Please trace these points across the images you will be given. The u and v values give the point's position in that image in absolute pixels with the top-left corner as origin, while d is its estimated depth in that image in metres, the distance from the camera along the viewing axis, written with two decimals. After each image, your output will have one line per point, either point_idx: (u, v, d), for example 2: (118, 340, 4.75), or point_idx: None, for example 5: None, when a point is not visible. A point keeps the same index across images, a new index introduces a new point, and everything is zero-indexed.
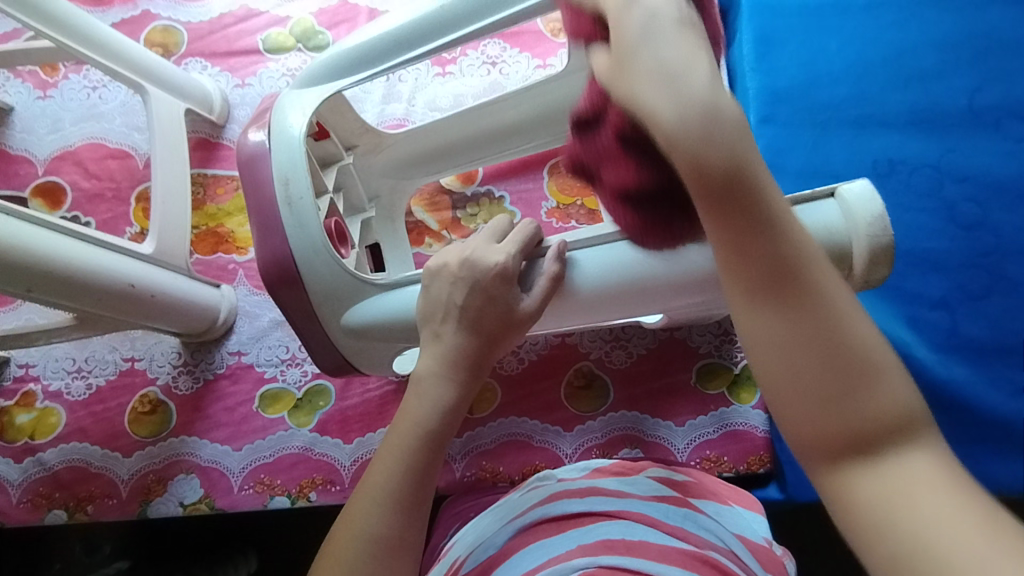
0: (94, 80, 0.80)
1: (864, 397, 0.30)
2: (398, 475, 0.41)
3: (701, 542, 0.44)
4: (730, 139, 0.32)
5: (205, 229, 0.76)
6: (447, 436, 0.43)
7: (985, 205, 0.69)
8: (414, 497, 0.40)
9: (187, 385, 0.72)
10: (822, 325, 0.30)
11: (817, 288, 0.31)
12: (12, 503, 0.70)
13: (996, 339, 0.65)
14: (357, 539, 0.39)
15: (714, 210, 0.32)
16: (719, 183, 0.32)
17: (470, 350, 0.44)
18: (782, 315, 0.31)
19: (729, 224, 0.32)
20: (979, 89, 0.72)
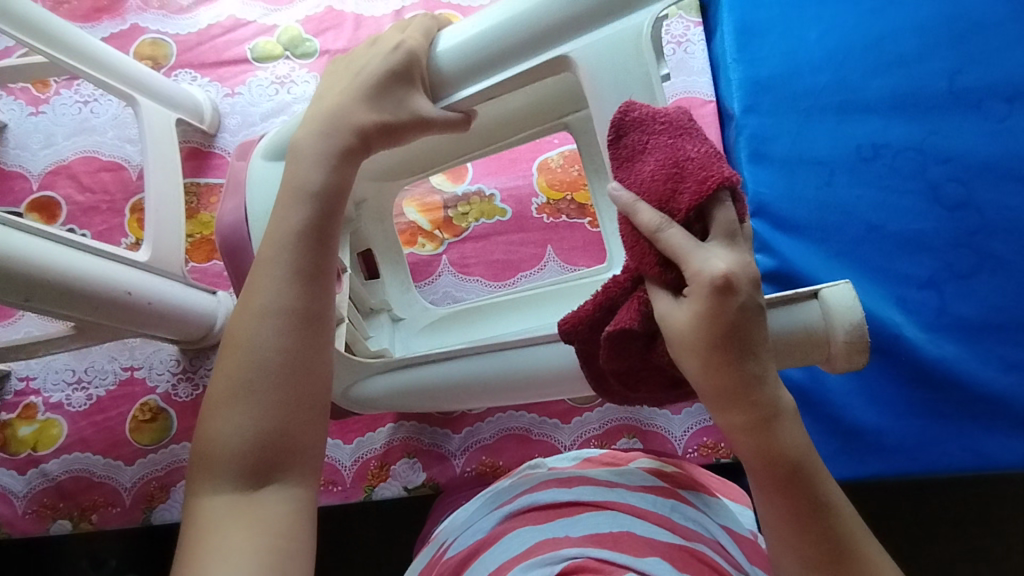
0: (86, 95, 0.81)
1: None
2: (286, 256, 0.42)
3: (689, 534, 0.44)
4: (787, 432, 0.36)
5: (199, 237, 0.77)
6: (333, 217, 0.44)
7: (969, 185, 0.70)
8: (313, 243, 0.42)
9: (187, 392, 0.73)
10: (847, 556, 0.36)
11: (840, 518, 0.37)
12: (17, 514, 0.70)
13: (983, 317, 0.67)
14: (255, 319, 0.40)
15: (773, 486, 0.36)
16: (763, 437, 0.35)
17: (334, 176, 0.44)
18: (818, 558, 0.37)
19: (772, 478, 0.36)
20: (958, 72, 0.73)
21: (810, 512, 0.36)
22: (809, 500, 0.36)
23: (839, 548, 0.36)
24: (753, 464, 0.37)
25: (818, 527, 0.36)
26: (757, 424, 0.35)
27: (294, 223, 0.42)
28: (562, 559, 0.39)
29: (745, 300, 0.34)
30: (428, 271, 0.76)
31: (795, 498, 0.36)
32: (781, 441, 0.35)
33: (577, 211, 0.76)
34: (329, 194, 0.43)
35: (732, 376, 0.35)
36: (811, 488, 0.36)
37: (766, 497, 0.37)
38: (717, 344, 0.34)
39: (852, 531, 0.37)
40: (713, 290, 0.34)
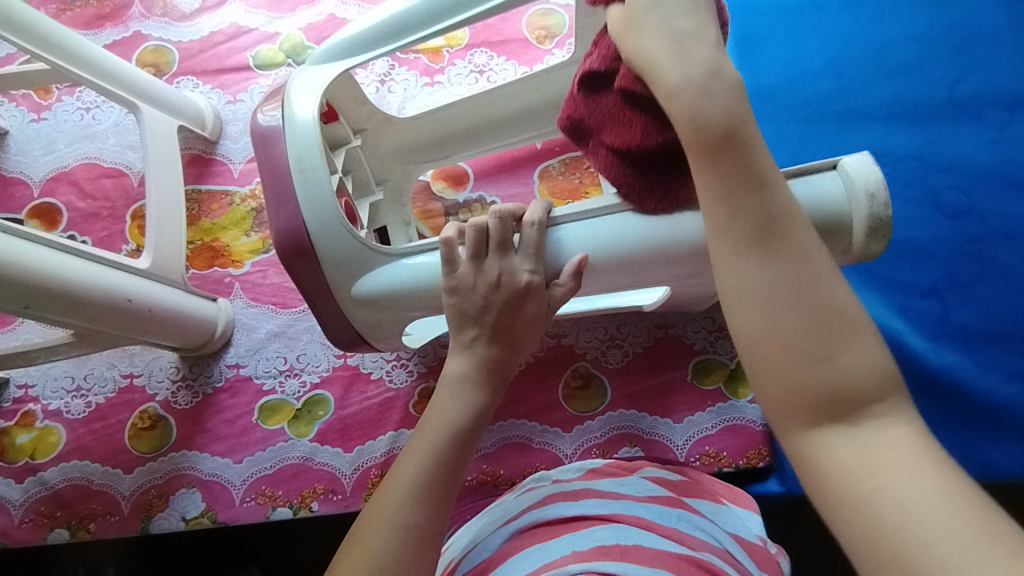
0: (87, 101, 0.81)
1: (837, 344, 0.32)
2: (422, 475, 0.43)
3: (697, 544, 0.44)
4: (726, 98, 0.38)
5: (200, 244, 0.77)
6: (477, 436, 0.46)
7: (970, 193, 0.70)
8: (448, 464, 0.44)
9: (186, 400, 0.73)
10: (795, 253, 0.34)
11: (786, 214, 0.35)
12: (14, 523, 0.70)
13: (988, 325, 0.66)
14: (387, 529, 0.41)
15: (707, 153, 0.37)
16: (712, 138, 0.37)
17: (476, 412, 0.47)
18: (791, 300, 0.33)
19: (702, 144, 0.37)
20: (958, 81, 0.73)
21: (792, 273, 0.34)
22: (743, 170, 0.36)
23: (779, 232, 0.35)
24: (707, 182, 0.37)
25: (761, 211, 0.35)
26: (722, 153, 0.36)
27: (433, 445, 0.44)
28: None
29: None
30: None
31: (734, 182, 0.36)
32: (741, 165, 0.36)
33: None
34: (470, 433, 0.46)
35: (670, 42, 0.40)
36: (751, 163, 0.36)
37: (731, 255, 0.35)
38: (662, 2, 0.41)
39: (850, 318, 0.33)
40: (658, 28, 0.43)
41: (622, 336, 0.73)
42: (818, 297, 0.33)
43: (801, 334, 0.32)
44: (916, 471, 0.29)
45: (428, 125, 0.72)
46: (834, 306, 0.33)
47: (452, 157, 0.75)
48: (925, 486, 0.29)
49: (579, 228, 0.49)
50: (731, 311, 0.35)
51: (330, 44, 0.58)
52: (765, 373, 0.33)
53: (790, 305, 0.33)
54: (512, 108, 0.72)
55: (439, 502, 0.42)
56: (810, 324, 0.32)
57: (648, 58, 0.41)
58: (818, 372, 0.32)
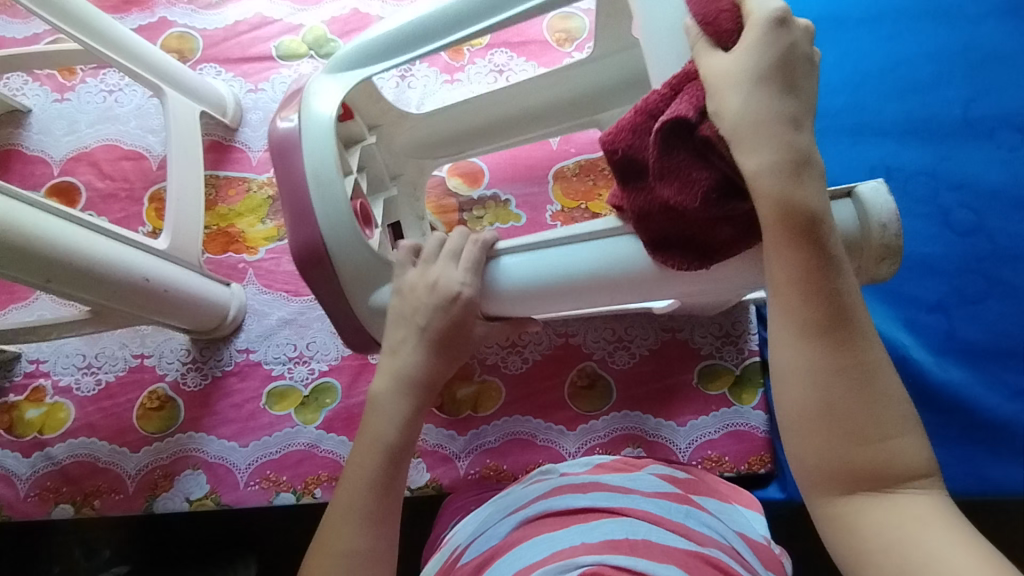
0: (111, 84, 0.82)
1: (887, 428, 0.35)
2: (361, 497, 0.48)
3: (704, 541, 0.45)
4: (802, 143, 0.37)
5: (216, 229, 0.78)
6: (408, 447, 0.50)
7: (980, 212, 0.70)
8: (384, 486, 0.48)
9: (195, 382, 0.73)
10: (856, 337, 0.36)
11: (850, 300, 0.36)
12: (19, 496, 0.70)
13: (994, 342, 0.67)
14: (337, 552, 0.46)
15: (787, 239, 0.37)
16: (790, 181, 0.37)
17: (406, 425, 0.50)
18: (842, 373, 0.35)
19: (788, 222, 0.36)
20: (972, 100, 0.74)
21: (850, 348, 0.36)
22: (820, 252, 0.36)
23: (844, 321, 0.36)
24: (768, 220, 0.37)
25: (830, 302, 0.36)
26: (797, 228, 0.36)
27: (374, 468, 0.49)
28: (578, 566, 0.40)
29: (788, 48, 0.38)
30: None
31: (809, 276, 0.36)
32: (819, 251, 0.36)
33: (590, 219, 0.76)
34: (401, 448, 0.50)
35: (763, 116, 0.37)
36: (828, 253, 0.36)
37: (800, 343, 0.36)
38: (761, 79, 0.38)
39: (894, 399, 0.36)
40: (770, 29, 0.38)
41: (629, 338, 0.73)
42: (873, 382, 0.35)
43: (842, 392, 0.35)
44: (944, 536, 0.33)
45: (443, 121, 0.73)
46: (881, 385, 0.36)
47: (468, 151, 0.76)
48: (947, 542, 0.33)
49: (522, 258, 0.51)
50: (782, 370, 0.37)
51: (342, 50, 0.60)
52: (811, 433, 0.36)
53: (844, 389, 0.35)
54: (533, 104, 0.72)
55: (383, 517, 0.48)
56: (861, 402, 0.35)
57: (733, 123, 0.38)
58: (866, 454, 0.35)
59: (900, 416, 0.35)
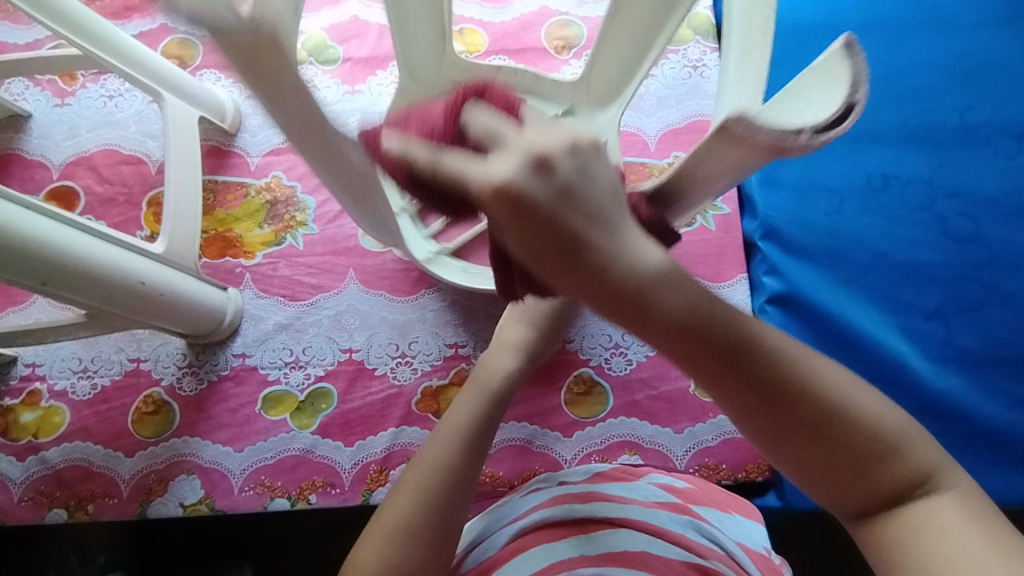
0: (111, 89, 0.83)
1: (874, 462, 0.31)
2: (467, 431, 0.49)
3: (704, 552, 0.45)
4: (600, 236, 0.27)
5: (214, 234, 0.78)
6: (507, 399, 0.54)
7: (977, 219, 0.70)
8: (483, 427, 0.51)
9: (191, 386, 0.73)
10: (792, 402, 0.30)
11: (763, 368, 0.29)
12: (13, 500, 0.70)
13: (989, 350, 0.66)
14: (428, 471, 0.46)
15: (678, 348, 0.29)
16: (638, 304, 0.27)
17: (480, 417, 0.51)
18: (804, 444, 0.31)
19: (653, 334, 0.28)
20: (969, 108, 0.74)
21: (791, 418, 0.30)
22: (703, 341, 0.28)
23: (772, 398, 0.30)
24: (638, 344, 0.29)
25: (754, 388, 0.29)
26: (666, 336, 0.28)
27: (473, 408, 0.52)
28: None
29: (569, 176, 0.27)
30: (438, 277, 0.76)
31: (715, 382, 0.29)
32: (703, 340, 0.28)
33: None
34: (503, 393, 0.54)
35: (564, 254, 0.26)
36: (708, 330, 0.28)
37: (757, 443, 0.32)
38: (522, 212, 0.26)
39: (867, 425, 0.31)
40: (527, 161, 0.27)
41: (626, 344, 0.73)
42: (830, 430, 0.30)
43: (818, 464, 0.31)
44: (960, 537, 0.30)
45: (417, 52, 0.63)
46: (842, 435, 0.30)
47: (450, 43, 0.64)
48: (962, 550, 0.30)
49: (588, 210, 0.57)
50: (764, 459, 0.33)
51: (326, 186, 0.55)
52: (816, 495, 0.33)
53: (812, 453, 0.31)
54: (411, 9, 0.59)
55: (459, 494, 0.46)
56: (835, 462, 0.31)
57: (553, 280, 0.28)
58: (865, 486, 0.32)
59: (892, 427, 0.31)
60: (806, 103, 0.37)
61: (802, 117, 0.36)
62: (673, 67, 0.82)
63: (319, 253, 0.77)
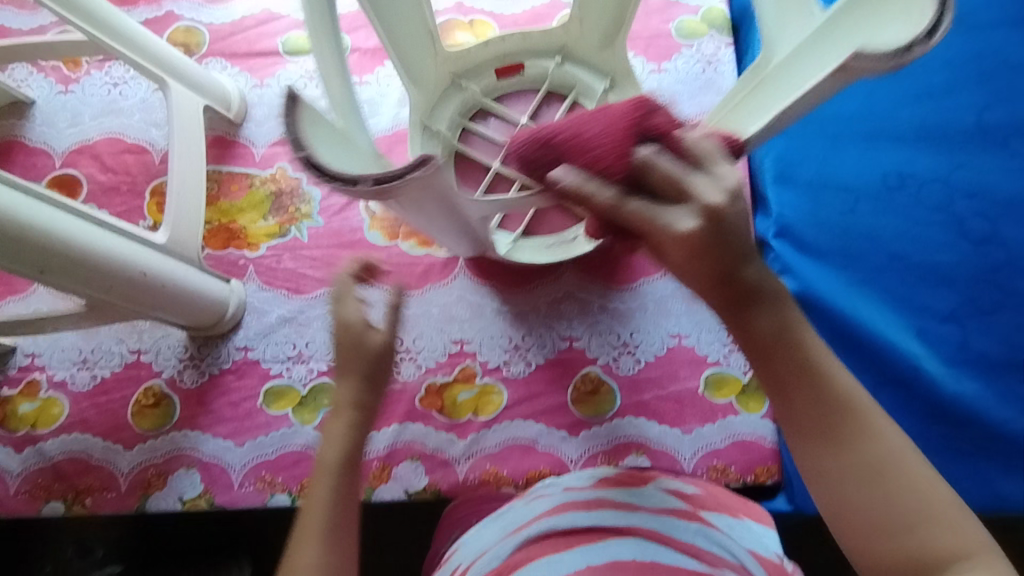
0: (115, 76, 0.81)
1: (922, 525, 0.37)
2: (336, 483, 0.47)
3: (715, 561, 0.43)
4: (740, 267, 0.40)
5: (217, 225, 0.77)
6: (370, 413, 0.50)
7: (995, 220, 0.68)
8: (349, 465, 0.48)
9: (192, 379, 0.72)
10: (848, 434, 0.38)
11: (839, 394, 0.39)
12: (9, 493, 0.69)
13: (1007, 354, 0.64)
14: (311, 549, 0.43)
15: (764, 358, 0.40)
16: (748, 315, 0.40)
17: (349, 449, 0.48)
18: (852, 476, 0.38)
19: (752, 340, 0.40)
20: (987, 107, 0.72)
21: (847, 450, 0.38)
22: (794, 363, 0.39)
23: (834, 422, 0.39)
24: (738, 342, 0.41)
25: (820, 411, 0.39)
26: (765, 347, 0.40)
27: (338, 453, 0.48)
28: None
29: (731, 221, 0.39)
30: (443, 273, 0.75)
31: (792, 386, 0.39)
32: (795, 363, 0.39)
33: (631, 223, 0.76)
34: (364, 416, 0.50)
35: (707, 261, 0.39)
36: (801, 359, 0.39)
37: (804, 450, 0.40)
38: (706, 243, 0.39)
39: (916, 486, 0.37)
40: (703, 213, 0.39)
41: (635, 343, 0.72)
42: (883, 476, 0.37)
43: (867, 497, 0.38)
44: None
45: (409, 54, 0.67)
46: (892, 480, 0.37)
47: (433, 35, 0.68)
48: None
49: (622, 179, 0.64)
50: (811, 478, 0.40)
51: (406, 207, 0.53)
52: (853, 538, 0.38)
53: (860, 493, 0.38)
54: (392, 15, 0.63)
55: (345, 551, 0.45)
56: (881, 503, 0.37)
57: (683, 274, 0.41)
58: (909, 540, 0.37)
59: (941, 504, 0.37)
60: (898, 27, 0.44)
61: (892, 40, 0.44)
62: (687, 61, 0.80)
63: (324, 246, 0.76)
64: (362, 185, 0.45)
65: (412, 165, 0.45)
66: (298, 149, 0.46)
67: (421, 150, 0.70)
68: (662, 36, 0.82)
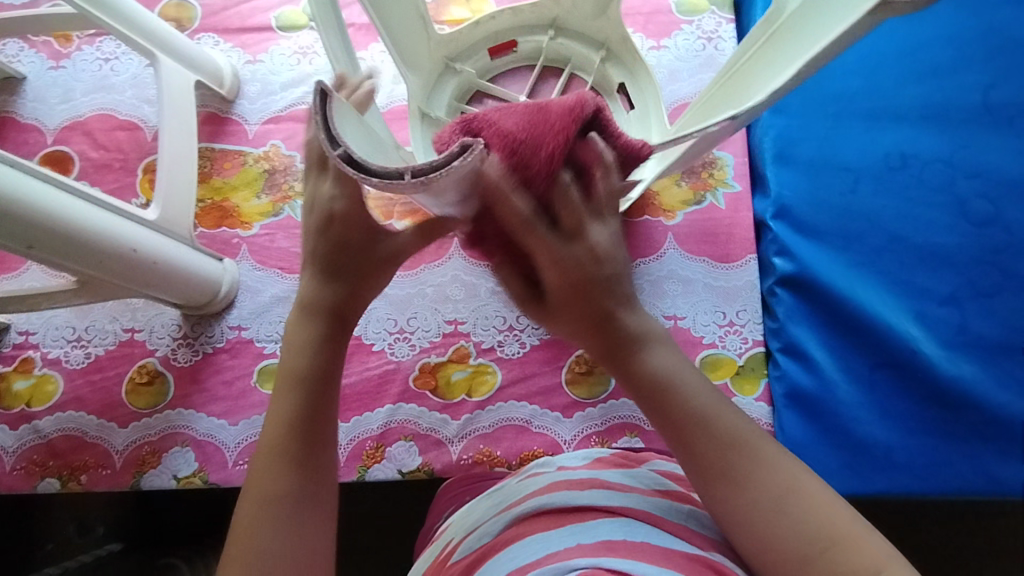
0: (107, 52, 0.80)
1: (829, 545, 0.37)
2: (305, 397, 0.46)
3: (706, 544, 0.43)
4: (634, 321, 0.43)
5: (210, 203, 0.76)
6: (345, 302, 0.49)
7: (997, 201, 0.67)
8: (325, 373, 0.47)
9: (186, 358, 0.72)
10: (747, 468, 0.40)
11: (732, 429, 0.41)
12: (5, 470, 0.69)
13: (1005, 338, 0.63)
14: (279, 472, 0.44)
15: (661, 408, 0.42)
16: (644, 379, 0.42)
17: (325, 354, 0.47)
18: (753, 509, 0.39)
19: (645, 396, 0.42)
20: (992, 86, 0.70)
21: (748, 486, 0.39)
22: (688, 412, 0.41)
23: (729, 459, 0.40)
24: (639, 404, 0.43)
25: (713, 453, 0.40)
26: (658, 399, 0.42)
27: (310, 357, 0.47)
28: (571, 571, 0.37)
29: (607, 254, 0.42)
30: (438, 253, 0.74)
31: (687, 433, 0.41)
32: (693, 407, 0.41)
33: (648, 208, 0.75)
34: (341, 303, 0.48)
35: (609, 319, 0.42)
36: (694, 405, 0.42)
37: (707, 493, 0.41)
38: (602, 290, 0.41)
39: (817, 509, 0.38)
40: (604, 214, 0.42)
41: None
42: (784, 503, 0.39)
43: (772, 528, 0.39)
44: None
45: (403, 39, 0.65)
46: (792, 505, 0.39)
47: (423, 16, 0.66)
48: None
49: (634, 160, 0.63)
50: (722, 520, 0.40)
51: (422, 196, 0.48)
52: (765, 573, 0.39)
53: (764, 525, 0.39)
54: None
55: (317, 466, 0.45)
56: (784, 533, 0.38)
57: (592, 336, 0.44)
58: (819, 564, 0.37)
59: (838, 520, 0.38)
60: None
61: None
62: (687, 38, 0.79)
63: None
64: (405, 180, 0.37)
65: (454, 152, 0.38)
66: (334, 147, 0.38)
67: (422, 138, 0.68)
68: (662, 12, 0.80)
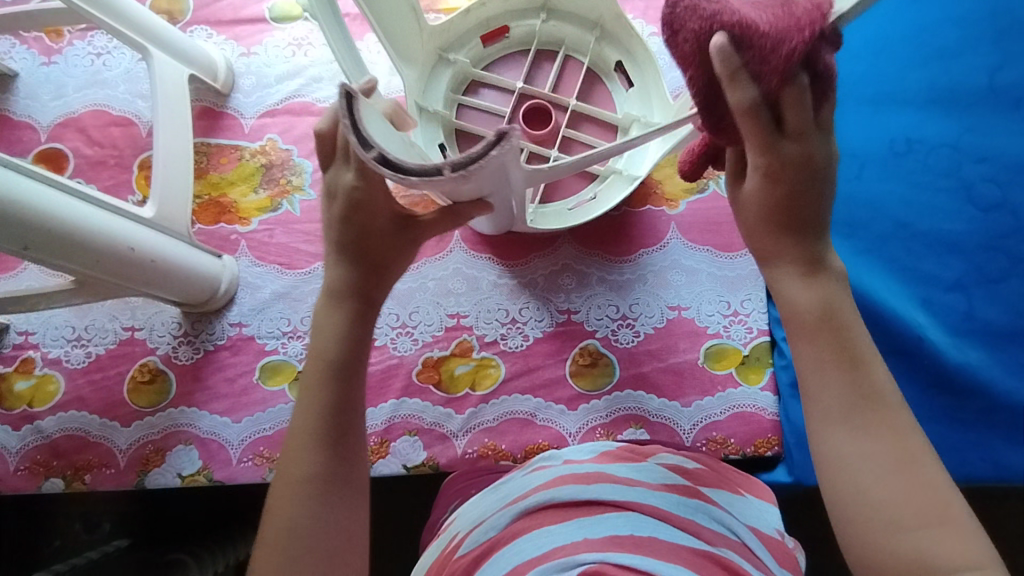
0: (98, 46, 0.79)
1: (926, 521, 0.39)
2: (330, 386, 0.47)
3: (714, 538, 0.43)
4: (807, 250, 0.44)
5: (208, 199, 0.75)
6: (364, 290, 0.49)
7: (1007, 185, 0.63)
8: (347, 363, 0.47)
9: (187, 355, 0.72)
10: (876, 423, 0.41)
11: (877, 383, 0.42)
12: (9, 470, 0.69)
13: (1013, 324, 0.61)
14: (311, 457, 0.45)
15: (816, 339, 0.43)
16: (821, 315, 0.43)
17: (347, 339, 0.48)
18: (875, 460, 0.40)
19: (819, 324, 0.43)
20: (1001, 65, 0.65)
21: (877, 435, 0.41)
22: (842, 352, 0.43)
23: (870, 408, 0.41)
24: (798, 328, 0.44)
25: (856, 397, 0.42)
26: (825, 330, 0.43)
27: (334, 345, 0.48)
28: (579, 564, 0.38)
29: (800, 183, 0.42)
30: (438, 247, 0.74)
31: (838, 368, 0.42)
32: (846, 350, 0.43)
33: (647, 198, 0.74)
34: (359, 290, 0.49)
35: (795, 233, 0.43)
36: (852, 347, 0.43)
37: (831, 431, 0.42)
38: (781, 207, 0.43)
39: (927, 483, 0.40)
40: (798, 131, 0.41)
41: (634, 316, 0.71)
42: (901, 466, 0.40)
43: (885, 483, 0.40)
44: None
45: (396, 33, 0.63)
46: (907, 473, 0.40)
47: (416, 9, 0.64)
48: None
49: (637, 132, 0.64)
50: (828, 462, 0.42)
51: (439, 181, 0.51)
52: (855, 522, 0.40)
53: (877, 479, 0.40)
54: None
55: (347, 449, 0.46)
56: (892, 492, 0.39)
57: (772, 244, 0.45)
58: (906, 538, 0.39)
59: (939, 505, 0.39)
60: None
61: None
62: None
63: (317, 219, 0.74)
64: (443, 175, 0.41)
65: (488, 143, 0.41)
66: (369, 150, 0.40)
67: (423, 133, 0.68)
68: None
